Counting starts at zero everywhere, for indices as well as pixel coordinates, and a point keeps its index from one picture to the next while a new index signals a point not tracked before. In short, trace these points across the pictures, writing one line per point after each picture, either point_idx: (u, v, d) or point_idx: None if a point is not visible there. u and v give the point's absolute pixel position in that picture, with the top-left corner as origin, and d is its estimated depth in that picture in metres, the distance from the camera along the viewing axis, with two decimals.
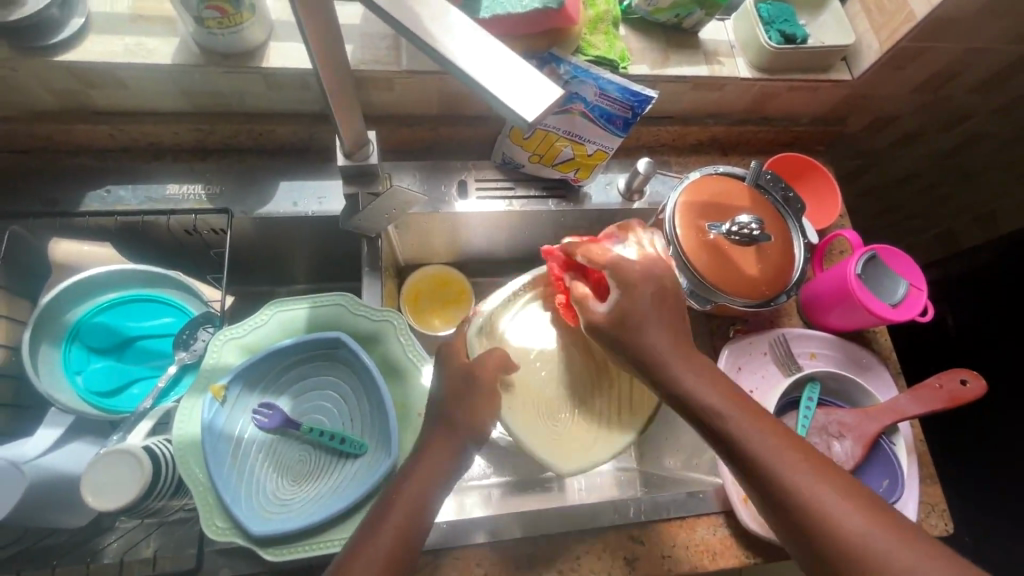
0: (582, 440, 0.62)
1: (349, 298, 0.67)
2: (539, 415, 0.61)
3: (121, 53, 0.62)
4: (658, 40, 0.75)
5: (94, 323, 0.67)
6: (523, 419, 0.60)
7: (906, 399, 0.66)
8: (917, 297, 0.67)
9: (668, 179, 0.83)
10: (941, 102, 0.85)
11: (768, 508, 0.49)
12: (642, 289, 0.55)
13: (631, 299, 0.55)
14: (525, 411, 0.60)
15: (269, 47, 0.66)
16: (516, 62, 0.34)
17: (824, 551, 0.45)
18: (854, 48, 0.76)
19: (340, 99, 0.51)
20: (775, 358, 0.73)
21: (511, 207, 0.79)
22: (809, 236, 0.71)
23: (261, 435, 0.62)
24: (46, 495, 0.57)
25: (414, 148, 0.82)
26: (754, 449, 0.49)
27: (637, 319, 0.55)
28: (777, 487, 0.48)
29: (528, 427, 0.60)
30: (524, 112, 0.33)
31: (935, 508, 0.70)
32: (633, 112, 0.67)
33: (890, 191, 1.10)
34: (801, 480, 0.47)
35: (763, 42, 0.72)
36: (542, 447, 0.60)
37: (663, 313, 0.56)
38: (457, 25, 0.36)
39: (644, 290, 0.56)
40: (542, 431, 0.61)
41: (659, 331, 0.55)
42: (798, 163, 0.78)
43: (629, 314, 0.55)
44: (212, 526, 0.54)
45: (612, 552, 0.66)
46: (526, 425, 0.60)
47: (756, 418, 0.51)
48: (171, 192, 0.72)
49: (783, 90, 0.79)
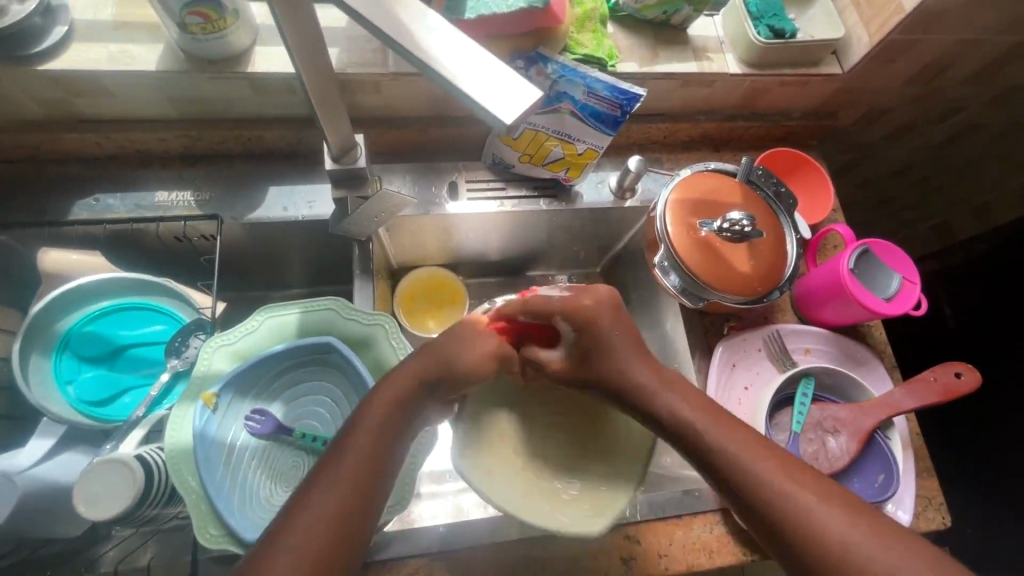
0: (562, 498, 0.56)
1: (340, 303, 0.67)
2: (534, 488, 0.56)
3: (105, 61, 0.62)
4: (646, 37, 0.75)
5: (86, 332, 0.67)
6: (488, 468, 0.55)
7: (901, 393, 0.66)
8: (910, 290, 0.67)
9: (660, 177, 0.82)
10: (932, 94, 0.85)
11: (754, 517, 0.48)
12: (600, 319, 0.56)
13: (587, 335, 0.56)
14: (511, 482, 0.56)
15: (255, 52, 0.65)
16: (494, 64, 0.34)
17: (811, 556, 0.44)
18: (844, 42, 0.76)
19: (324, 103, 0.51)
20: (769, 354, 0.73)
21: (503, 208, 0.79)
22: (801, 232, 0.71)
23: (254, 441, 0.62)
24: (39, 506, 0.57)
25: (404, 149, 0.81)
26: (737, 455, 0.49)
27: (601, 351, 0.56)
28: (767, 493, 0.47)
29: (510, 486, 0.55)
30: (503, 116, 0.33)
31: (932, 501, 0.70)
32: (622, 111, 0.67)
33: (884, 183, 1.10)
34: (787, 484, 0.47)
35: (751, 37, 0.72)
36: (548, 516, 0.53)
37: (621, 340, 0.56)
38: (435, 27, 0.35)
39: (603, 321, 0.56)
40: (542, 500, 0.55)
41: (632, 361, 0.55)
42: (789, 159, 0.78)
43: (583, 353, 0.56)
44: (205, 534, 0.54)
45: (609, 553, 0.65)
46: (490, 476, 0.55)
47: (738, 427, 0.51)
48: (160, 199, 0.72)
49: (773, 85, 0.79)
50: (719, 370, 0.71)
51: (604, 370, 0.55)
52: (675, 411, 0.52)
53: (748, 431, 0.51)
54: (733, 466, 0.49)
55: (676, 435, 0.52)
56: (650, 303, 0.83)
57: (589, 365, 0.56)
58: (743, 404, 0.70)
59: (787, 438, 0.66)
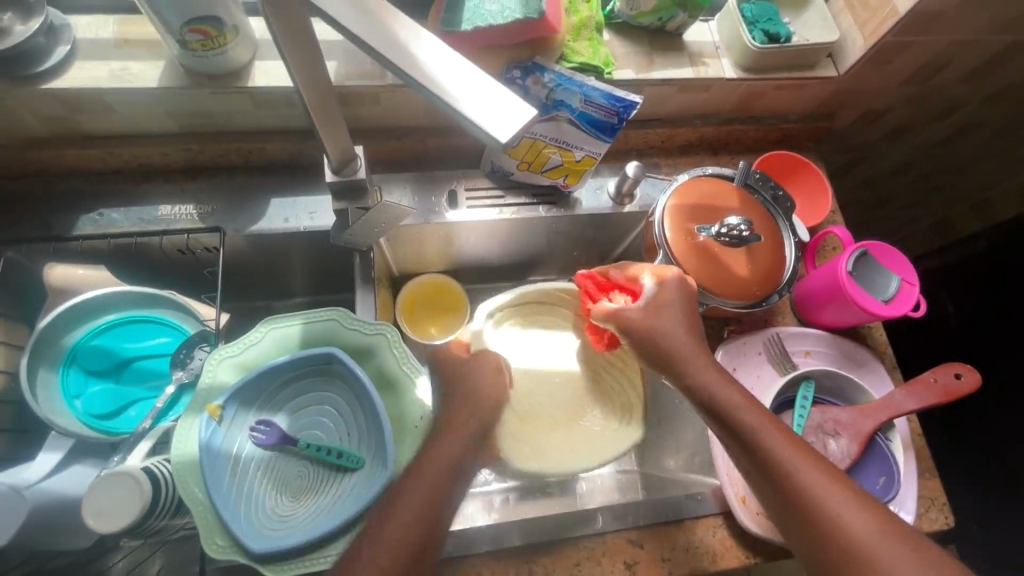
0: (591, 441, 0.65)
1: (342, 313, 0.67)
2: (576, 439, 0.66)
3: (107, 79, 0.63)
4: (642, 44, 0.75)
5: (92, 346, 0.68)
6: (520, 449, 0.62)
7: (901, 395, 0.66)
8: (909, 292, 0.68)
9: (658, 181, 0.83)
10: (928, 94, 0.85)
11: (779, 509, 0.50)
12: (675, 288, 0.60)
13: (664, 292, 0.60)
14: (554, 449, 0.64)
15: (255, 66, 0.66)
16: (489, 82, 0.35)
17: (831, 555, 0.47)
18: (839, 45, 0.76)
19: (323, 117, 0.51)
20: (770, 357, 0.73)
21: (503, 215, 0.79)
22: (800, 235, 0.71)
23: (259, 452, 0.63)
24: (49, 519, 0.58)
25: (403, 159, 0.82)
26: (772, 450, 0.51)
27: (665, 312, 0.59)
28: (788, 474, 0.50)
29: (554, 455, 0.63)
30: (499, 133, 0.33)
31: (935, 502, 0.70)
32: (619, 118, 0.67)
33: (883, 183, 1.10)
34: (804, 467, 0.50)
35: (746, 42, 0.72)
36: (596, 453, 0.64)
37: (687, 312, 0.60)
38: (430, 47, 0.36)
39: (673, 290, 0.60)
40: (584, 445, 0.65)
41: (685, 334, 0.58)
42: (787, 163, 0.79)
43: (657, 308, 0.59)
44: (213, 544, 0.55)
45: (612, 557, 0.66)
46: (523, 454, 0.62)
47: (772, 425, 0.52)
48: (163, 213, 0.72)
49: (769, 89, 0.79)
50: None
51: (667, 326, 0.58)
52: (709, 388, 0.55)
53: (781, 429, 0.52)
54: (769, 460, 0.50)
55: (716, 420, 0.54)
56: None
57: (655, 320, 0.59)
58: None
59: None
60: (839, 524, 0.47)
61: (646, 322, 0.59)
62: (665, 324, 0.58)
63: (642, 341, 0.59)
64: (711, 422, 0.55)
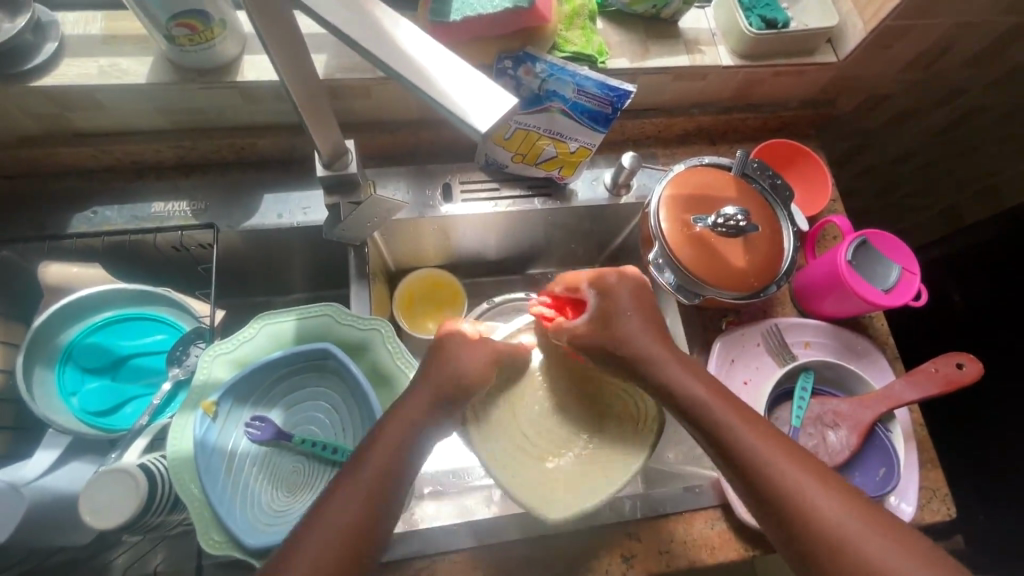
0: (581, 479, 0.58)
1: (336, 309, 0.67)
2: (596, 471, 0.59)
3: (96, 75, 0.62)
4: (637, 32, 0.74)
5: (87, 344, 0.68)
6: (516, 479, 0.57)
7: (902, 385, 0.65)
8: (910, 281, 0.66)
9: (654, 172, 0.82)
10: (930, 79, 0.84)
11: (761, 507, 0.48)
12: (620, 290, 0.60)
13: (609, 299, 0.60)
14: (571, 485, 0.57)
15: (244, 60, 0.66)
16: (470, 72, 0.34)
17: (817, 552, 0.45)
18: (839, 30, 0.75)
19: (311, 110, 0.51)
20: (769, 349, 0.72)
21: (498, 208, 0.79)
22: (799, 225, 0.70)
23: (255, 448, 0.63)
24: (48, 515, 0.58)
25: (397, 153, 0.81)
26: (748, 446, 0.49)
27: (617, 318, 0.59)
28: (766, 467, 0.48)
29: (576, 495, 0.56)
30: (480, 123, 0.33)
31: (937, 493, 0.69)
32: (612, 108, 0.66)
33: (886, 171, 1.08)
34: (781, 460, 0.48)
35: (743, 28, 0.71)
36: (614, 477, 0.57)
37: (639, 313, 0.60)
38: (409, 35, 0.36)
39: (620, 292, 0.60)
40: (598, 476, 0.58)
41: (642, 332, 0.58)
42: (787, 150, 0.77)
43: (604, 317, 0.59)
44: (208, 540, 0.55)
45: (609, 551, 0.65)
46: (523, 487, 0.56)
47: (745, 420, 0.51)
48: (157, 210, 0.72)
49: (768, 76, 0.78)
50: (717, 366, 0.71)
51: (622, 330, 0.58)
52: (683, 386, 0.54)
53: (755, 424, 0.51)
54: (745, 457, 0.49)
55: (692, 419, 0.53)
56: None
57: (607, 328, 0.59)
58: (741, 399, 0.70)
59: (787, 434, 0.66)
60: (824, 522, 0.45)
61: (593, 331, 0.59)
62: (619, 327, 0.58)
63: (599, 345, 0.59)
64: (686, 422, 0.54)
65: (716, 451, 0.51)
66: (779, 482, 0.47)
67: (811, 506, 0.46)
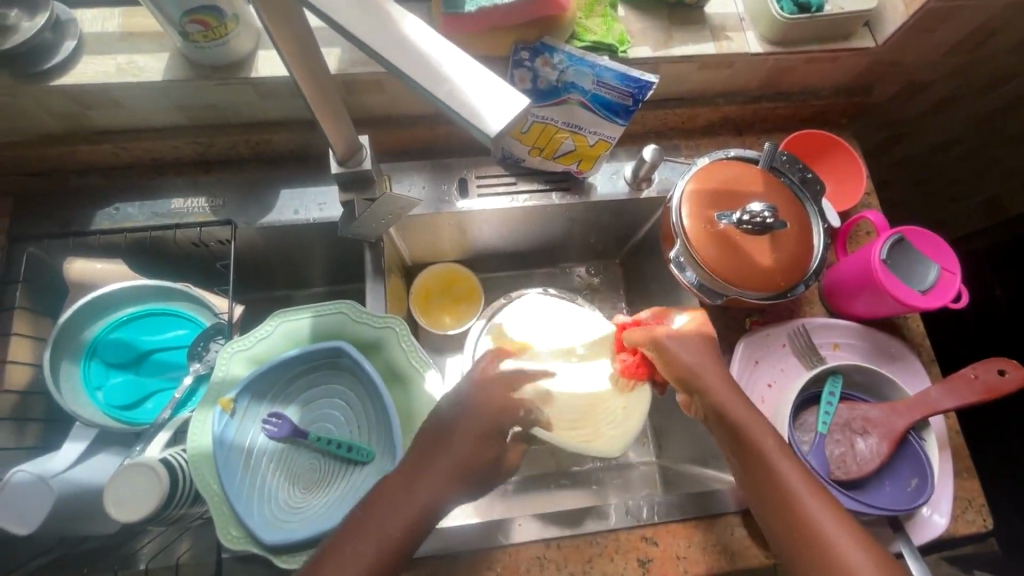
0: (619, 416, 0.67)
1: (352, 307, 0.67)
2: (619, 424, 0.67)
3: (113, 73, 0.63)
4: (661, 18, 0.71)
5: (111, 339, 0.69)
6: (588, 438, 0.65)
7: (939, 392, 0.61)
8: (950, 282, 0.63)
9: (677, 165, 0.79)
10: (978, 64, 0.78)
11: (783, 534, 0.50)
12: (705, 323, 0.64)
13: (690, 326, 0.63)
14: (615, 436, 0.66)
15: (258, 56, 0.65)
16: (482, 70, 0.33)
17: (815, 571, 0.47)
18: (878, 13, 0.71)
19: (324, 108, 0.50)
20: (796, 350, 0.70)
21: (515, 202, 0.77)
22: (830, 221, 0.67)
23: (272, 445, 0.63)
24: (74, 507, 0.59)
25: (413, 148, 0.80)
26: (784, 481, 0.51)
27: (691, 337, 0.62)
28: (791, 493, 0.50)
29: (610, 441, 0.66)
30: (490, 126, 0.31)
31: (973, 503, 0.66)
32: (633, 99, 0.64)
33: (925, 161, 1.03)
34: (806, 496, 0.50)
35: (774, 13, 0.67)
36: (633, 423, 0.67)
37: (708, 346, 0.62)
38: (416, 31, 0.34)
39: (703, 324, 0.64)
40: (619, 427, 0.67)
41: (710, 358, 0.61)
42: (818, 141, 0.73)
43: (680, 339, 0.62)
44: (227, 535, 0.56)
45: (626, 554, 0.64)
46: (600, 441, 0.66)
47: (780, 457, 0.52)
48: (176, 207, 0.73)
49: (799, 63, 0.74)
50: (741, 369, 0.68)
51: (696, 349, 0.61)
52: (725, 407, 0.56)
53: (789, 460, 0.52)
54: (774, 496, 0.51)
55: (731, 439, 0.55)
56: (670, 297, 0.80)
57: (677, 343, 0.61)
58: (766, 401, 0.68)
59: (813, 440, 0.63)
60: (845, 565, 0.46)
61: (676, 350, 0.61)
62: (694, 345, 0.61)
63: (668, 359, 0.61)
64: (726, 441, 0.56)
65: (750, 476, 0.53)
66: (812, 521, 0.49)
67: (832, 546, 0.47)
